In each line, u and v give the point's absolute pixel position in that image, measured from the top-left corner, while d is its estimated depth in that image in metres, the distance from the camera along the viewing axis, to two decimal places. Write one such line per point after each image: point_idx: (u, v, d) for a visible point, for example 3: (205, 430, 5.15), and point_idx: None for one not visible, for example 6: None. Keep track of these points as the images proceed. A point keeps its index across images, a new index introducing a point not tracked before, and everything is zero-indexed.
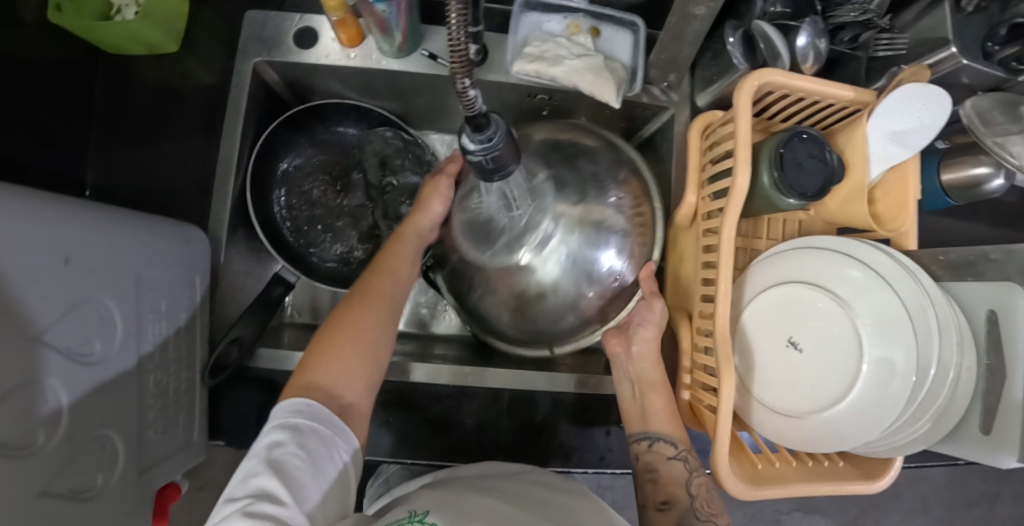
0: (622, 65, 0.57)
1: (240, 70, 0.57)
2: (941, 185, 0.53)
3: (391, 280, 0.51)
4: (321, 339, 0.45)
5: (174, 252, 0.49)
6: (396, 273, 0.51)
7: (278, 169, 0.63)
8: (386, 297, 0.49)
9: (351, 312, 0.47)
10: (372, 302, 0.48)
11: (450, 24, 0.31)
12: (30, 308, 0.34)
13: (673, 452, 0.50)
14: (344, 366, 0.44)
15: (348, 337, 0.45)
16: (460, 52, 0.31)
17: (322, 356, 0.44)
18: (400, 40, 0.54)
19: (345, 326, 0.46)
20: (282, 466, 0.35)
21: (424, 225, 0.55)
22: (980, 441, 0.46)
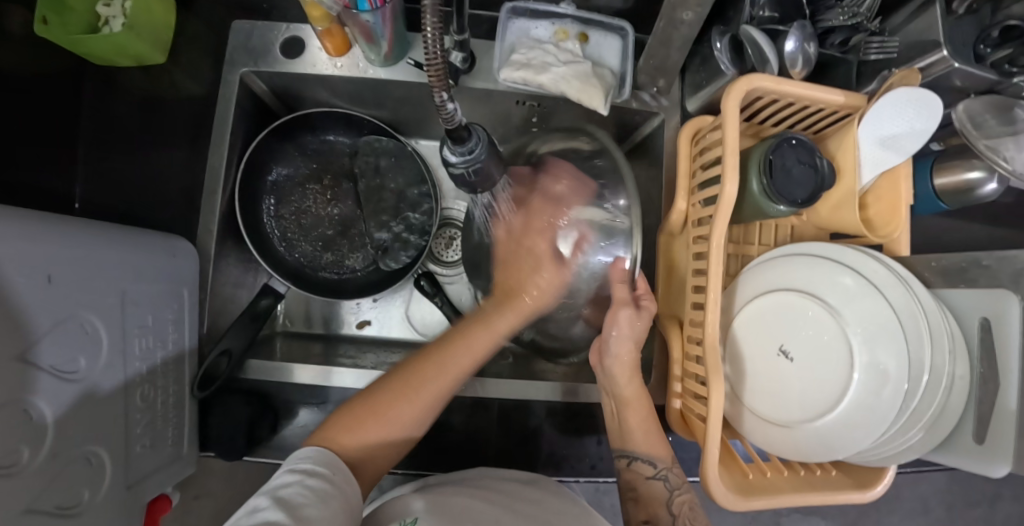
0: (610, 71, 0.56)
1: (227, 81, 0.57)
2: (933, 189, 0.52)
3: (466, 360, 0.47)
4: (387, 393, 0.45)
5: (160, 264, 0.49)
6: (471, 355, 0.48)
7: (267, 179, 0.63)
8: (450, 384, 0.47)
9: (405, 394, 0.45)
10: (430, 384, 0.46)
11: (426, 35, 0.31)
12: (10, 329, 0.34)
13: (652, 471, 0.51)
14: (384, 436, 0.44)
15: (409, 403, 0.45)
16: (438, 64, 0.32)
17: (375, 416, 0.44)
18: (386, 48, 0.54)
19: (409, 393, 0.45)
20: (286, 500, 0.34)
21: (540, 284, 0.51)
22: (973, 449, 0.45)
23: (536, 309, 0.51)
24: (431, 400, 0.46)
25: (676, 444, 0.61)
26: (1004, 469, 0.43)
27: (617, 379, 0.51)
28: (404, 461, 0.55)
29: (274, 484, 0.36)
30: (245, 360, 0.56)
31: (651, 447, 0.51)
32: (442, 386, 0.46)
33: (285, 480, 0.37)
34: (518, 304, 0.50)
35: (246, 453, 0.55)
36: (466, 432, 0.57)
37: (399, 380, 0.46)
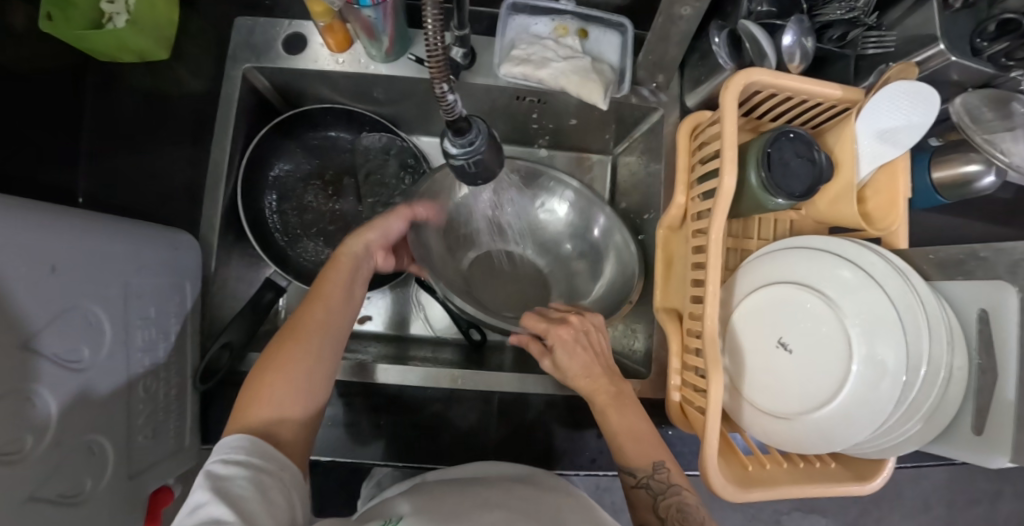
0: (610, 66, 0.57)
1: (230, 77, 0.58)
2: (932, 182, 0.52)
3: (322, 306, 0.48)
4: (270, 360, 0.44)
5: (163, 257, 0.49)
6: (327, 300, 0.48)
7: (269, 174, 0.63)
8: (331, 325, 0.47)
9: (289, 350, 0.44)
10: (309, 331, 0.46)
11: (427, 27, 0.31)
12: (12, 318, 0.34)
13: (635, 479, 0.47)
14: (289, 382, 0.43)
15: (295, 344, 0.45)
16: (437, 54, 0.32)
17: (273, 367, 0.43)
18: (387, 44, 0.55)
19: (296, 331, 0.46)
20: (228, 494, 0.34)
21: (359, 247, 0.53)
22: (971, 441, 0.45)
23: (355, 272, 0.52)
24: (318, 340, 0.46)
25: (676, 438, 0.62)
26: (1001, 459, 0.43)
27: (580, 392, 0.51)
28: (404, 454, 0.55)
29: (208, 480, 0.35)
30: (246, 354, 0.57)
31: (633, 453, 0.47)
32: (317, 311, 0.47)
33: (223, 472, 0.36)
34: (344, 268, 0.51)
35: None
36: (466, 425, 0.57)
37: (284, 333, 0.46)
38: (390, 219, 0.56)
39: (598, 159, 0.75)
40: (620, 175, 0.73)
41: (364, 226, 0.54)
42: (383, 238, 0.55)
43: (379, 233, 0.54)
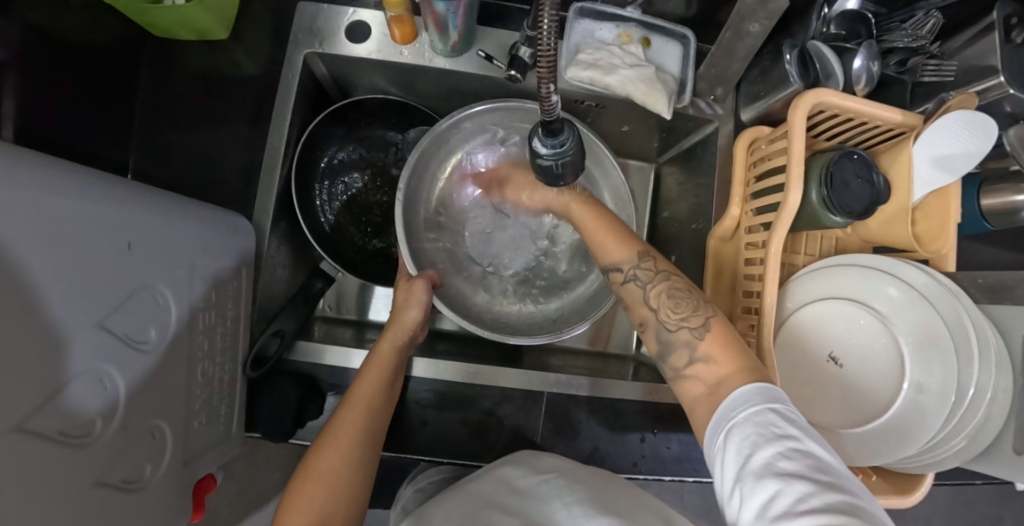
0: (672, 77, 0.58)
1: (291, 61, 0.57)
2: (979, 209, 0.54)
3: (359, 409, 0.46)
4: (307, 471, 0.42)
5: (222, 239, 0.48)
6: (362, 402, 0.47)
7: (321, 163, 0.63)
8: (369, 427, 0.46)
9: (328, 454, 0.43)
10: (345, 434, 0.44)
11: (542, 30, 0.31)
12: (85, 298, 0.33)
13: (689, 352, 0.41)
14: (331, 494, 0.41)
15: (337, 450, 0.43)
16: (548, 55, 0.32)
17: (312, 478, 0.41)
18: (455, 40, 0.54)
19: (337, 435, 0.44)
20: None
21: (395, 342, 0.52)
22: (1012, 461, 0.47)
23: (392, 366, 0.51)
24: (361, 446, 0.44)
25: None
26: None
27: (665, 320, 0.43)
28: (450, 450, 0.56)
29: None
30: (295, 342, 0.57)
31: (714, 352, 0.40)
32: (358, 412, 0.46)
33: None
34: (378, 365, 0.50)
35: (293, 436, 0.55)
36: (512, 424, 0.57)
37: (324, 437, 0.44)
38: (415, 294, 0.54)
39: (642, 166, 0.76)
40: (665, 184, 0.74)
41: (395, 314, 0.54)
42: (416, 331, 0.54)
43: (414, 319, 0.53)
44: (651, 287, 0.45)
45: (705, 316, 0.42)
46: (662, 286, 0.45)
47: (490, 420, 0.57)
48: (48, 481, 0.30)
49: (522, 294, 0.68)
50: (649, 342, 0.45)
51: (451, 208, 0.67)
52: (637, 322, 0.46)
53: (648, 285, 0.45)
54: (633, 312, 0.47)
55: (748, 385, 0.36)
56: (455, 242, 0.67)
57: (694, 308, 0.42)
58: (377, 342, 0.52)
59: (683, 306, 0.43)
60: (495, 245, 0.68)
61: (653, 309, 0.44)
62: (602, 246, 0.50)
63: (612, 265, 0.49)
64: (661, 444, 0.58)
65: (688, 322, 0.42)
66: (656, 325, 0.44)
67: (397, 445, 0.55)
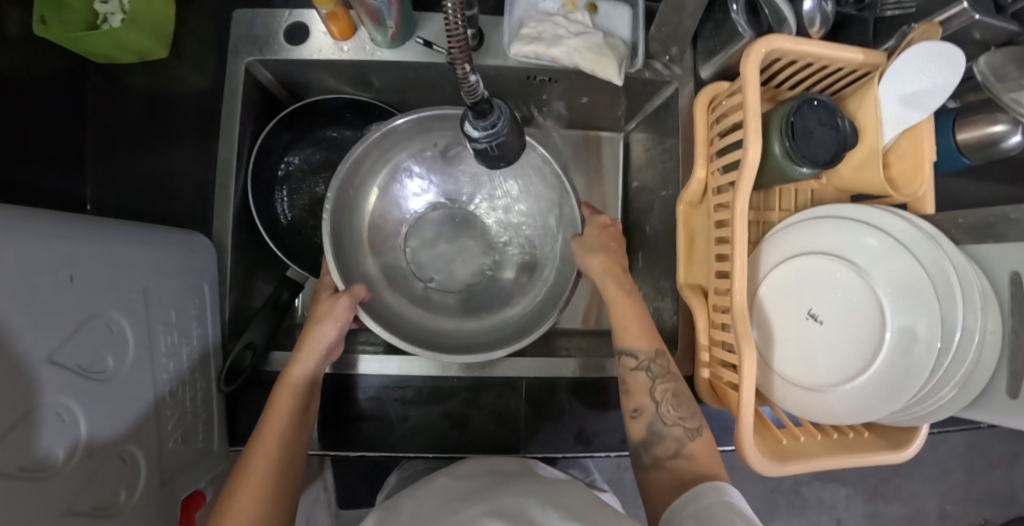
0: (623, 41, 0.55)
1: (232, 72, 0.56)
2: (956, 144, 0.52)
3: (278, 444, 0.45)
4: (222, 518, 0.41)
5: (179, 260, 0.48)
6: (280, 434, 0.46)
7: (278, 170, 0.62)
8: (287, 460, 0.45)
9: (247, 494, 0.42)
10: (262, 472, 0.43)
11: (447, 8, 0.29)
12: (32, 334, 0.33)
13: (674, 448, 0.47)
14: None
15: (262, 476, 0.43)
16: (458, 36, 0.30)
17: (231, 510, 0.41)
18: (393, 30, 0.53)
19: (258, 452, 0.45)
20: None
21: (306, 362, 0.51)
22: (1008, 405, 0.45)
23: (308, 386, 0.50)
24: (283, 469, 0.45)
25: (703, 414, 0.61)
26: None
27: (663, 414, 0.48)
28: (433, 444, 0.55)
29: None
30: (267, 353, 0.57)
31: (703, 463, 0.45)
32: (278, 426, 0.46)
33: None
34: (288, 388, 0.49)
35: None
36: (495, 413, 0.57)
37: (237, 480, 0.43)
38: (337, 310, 0.52)
39: (608, 136, 0.74)
40: (634, 152, 0.72)
41: (308, 330, 0.51)
42: (333, 348, 0.53)
43: (329, 338, 0.52)
44: (659, 383, 0.49)
45: (700, 421, 0.48)
46: (669, 386, 0.50)
47: (472, 410, 0.56)
48: (17, 510, 0.31)
49: (467, 307, 0.65)
50: (634, 430, 0.49)
51: (384, 227, 0.64)
52: (632, 407, 0.50)
53: (659, 379, 0.50)
54: (630, 397, 0.50)
55: (706, 483, 0.42)
56: (394, 257, 0.65)
57: (692, 410, 0.48)
58: (287, 364, 0.51)
59: (683, 405, 0.48)
60: (433, 259, 0.66)
61: (657, 400, 0.49)
62: (619, 328, 0.53)
63: (624, 349, 0.51)
64: None
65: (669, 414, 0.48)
66: (655, 416, 0.48)
67: (380, 444, 0.55)
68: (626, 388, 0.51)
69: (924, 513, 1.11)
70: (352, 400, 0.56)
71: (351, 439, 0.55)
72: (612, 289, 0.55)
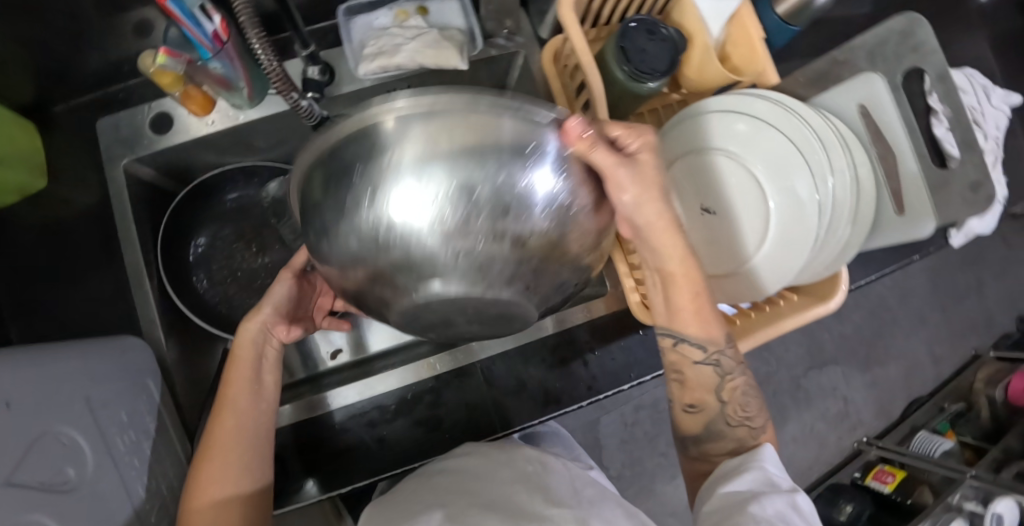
0: (458, 30, 0.58)
1: (112, 178, 0.57)
2: (779, 18, 0.56)
3: (230, 415, 0.45)
4: (195, 481, 0.43)
5: (112, 365, 0.49)
6: (235, 401, 0.46)
7: (189, 255, 0.64)
8: (248, 424, 0.46)
9: (209, 466, 0.43)
10: (224, 446, 0.44)
11: (262, 58, 0.38)
12: None
13: (748, 433, 0.48)
14: (230, 499, 0.43)
15: (224, 450, 0.44)
16: (279, 73, 0.39)
17: (205, 476, 0.43)
18: (246, 89, 0.56)
19: (219, 427, 0.45)
20: None
21: (253, 332, 0.49)
22: (897, 222, 0.52)
23: (257, 354, 0.48)
24: (245, 435, 0.45)
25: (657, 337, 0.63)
26: (986, 210, 0.44)
27: (727, 416, 0.48)
28: (413, 451, 0.57)
29: None
30: None
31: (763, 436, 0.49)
32: (238, 403, 0.46)
33: None
34: (241, 363, 0.48)
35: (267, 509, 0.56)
36: (463, 402, 0.59)
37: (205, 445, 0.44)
38: (278, 287, 0.50)
39: None
40: None
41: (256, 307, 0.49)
42: (277, 321, 0.50)
43: (272, 307, 0.50)
44: (727, 381, 0.48)
45: (762, 420, 0.49)
46: (735, 383, 0.48)
47: (441, 409, 0.58)
48: None
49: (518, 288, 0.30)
50: (687, 421, 0.49)
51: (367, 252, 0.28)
52: (689, 402, 0.48)
53: (726, 377, 0.47)
54: (688, 391, 0.48)
55: (745, 453, 0.45)
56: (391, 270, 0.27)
57: (757, 407, 0.49)
58: (237, 334, 0.49)
59: (750, 406, 0.48)
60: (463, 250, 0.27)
61: (720, 400, 0.48)
62: (677, 310, 0.45)
63: (686, 337, 0.46)
64: (604, 359, 0.60)
65: (723, 405, 0.48)
66: (715, 416, 0.48)
67: (362, 471, 0.56)
68: (687, 381, 0.48)
69: (918, 363, 1.25)
70: (324, 441, 0.57)
71: (333, 475, 0.56)
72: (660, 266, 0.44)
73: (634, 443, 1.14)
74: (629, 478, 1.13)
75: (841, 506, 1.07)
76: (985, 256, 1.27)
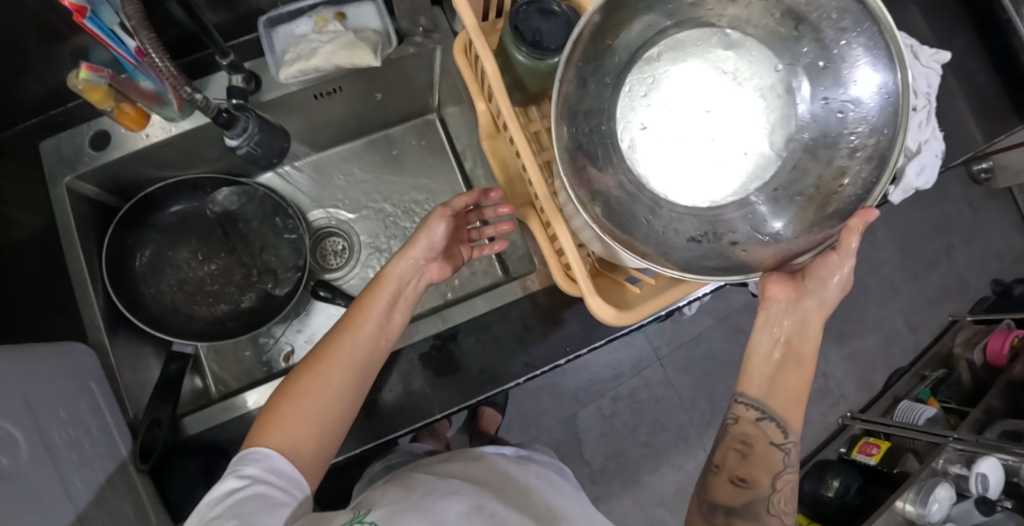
0: (374, 31, 0.62)
1: (55, 196, 0.60)
2: None
3: (348, 338, 0.49)
4: (288, 389, 0.46)
5: (58, 363, 0.51)
6: (356, 330, 0.49)
7: (136, 265, 0.66)
8: (359, 354, 0.49)
9: (318, 375, 0.46)
10: (333, 363, 0.47)
11: (158, 62, 0.42)
12: None
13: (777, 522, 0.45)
14: (317, 415, 0.45)
15: (336, 368, 0.47)
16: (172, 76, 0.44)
17: (303, 386, 0.46)
18: (176, 102, 0.59)
19: (343, 340, 0.48)
20: (262, 495, 0.39)
21: (403, 267, 0.52)
22: None
23: (398, 288, 0.52)
24: (360, 361, 0.48)
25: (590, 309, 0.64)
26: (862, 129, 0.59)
27: (769, 504, 0.45)
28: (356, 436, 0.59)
29: (220, 492, 0.39)
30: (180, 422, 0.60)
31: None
32: (362, 331, 0.49)
33: (236, 484, 0.39)
34: (382, 291, 0.51)
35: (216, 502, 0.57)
36: (402, 386, 0.60)
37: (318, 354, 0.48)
38: (433, 223, 0.53)
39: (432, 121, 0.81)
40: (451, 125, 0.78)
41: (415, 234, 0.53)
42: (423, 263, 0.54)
43: (422, 248, 0.53)
44: (786, 472, 0.45)
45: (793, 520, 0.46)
46: (789, 477, 0.45)
47: (380, 395, 0.60)
48: None
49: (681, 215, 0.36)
50: (721, 492, 0.46)
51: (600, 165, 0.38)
52: (742, 475, 0.45)
53: (785, 469, 0.45)
54: (744, 464, 0.46)
55: None
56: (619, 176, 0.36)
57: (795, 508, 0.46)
58: (384, 266, 0.53)
59: (791, 504, 0.46)
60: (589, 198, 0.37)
61: (774, 487, 0.45)
62: (749, 373, 0.44)
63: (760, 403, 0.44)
64: (538, 334, 0.61)
65: (772, 486, 0.45)
66: (760, 499, 0.45)
67: None
68: (751, 456, 0.45)
69: (895, 332, 1.24)
70: None
71: None
72: (787, 323, 0.40)
73: (616, 435, 1.12)
74: (612, 471, 1.11)
75: (826, 483, 1.01)
76: (952, 221, 1.28)
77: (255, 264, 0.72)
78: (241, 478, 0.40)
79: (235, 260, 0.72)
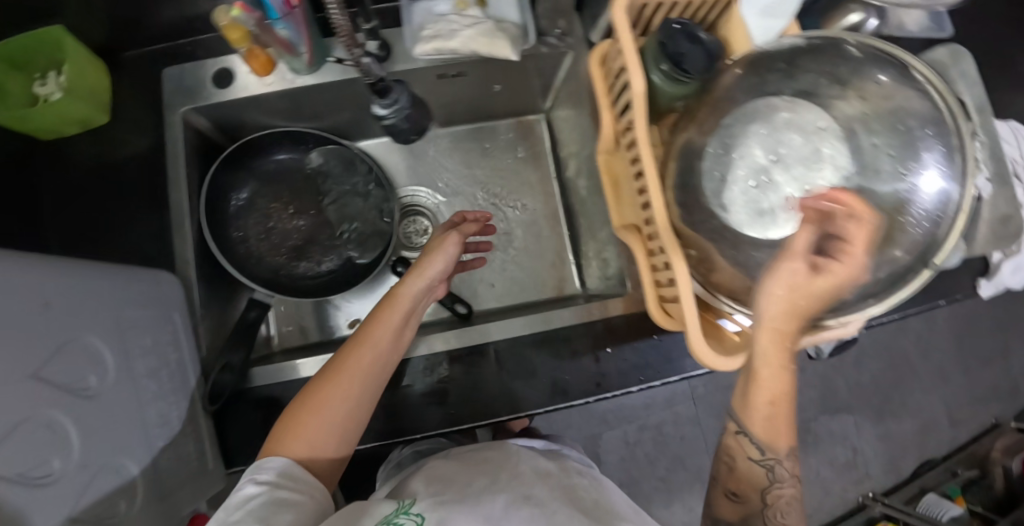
0: (513, 24, 0.60)
1: (170, 123, 0.61)
2: None
3: (366, 348, 0.48)
4: (309, 398, 0.45)
5: (148, 290, 0.51)
6: (374, 342, 0.48)
7: (228, 206, 0.67)
8: (377, 364, 0.48)
9: (339, 386, 0.45)
10: (349, 373, 0.46)
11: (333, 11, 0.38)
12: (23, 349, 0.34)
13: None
14: (336, 421, 0.44)
15: (353, 378, 0.46)
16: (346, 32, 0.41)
17: (321, 396, 0.45)
18: (307, 55, 0.59)
19: (356, 353, 0.47)
20: (280, 502, 0.38)
21: (416, 287, 0.54)
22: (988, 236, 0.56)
23: (411, 305, 0.53)
24: (376, 373, 0.48)
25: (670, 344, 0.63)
26: None
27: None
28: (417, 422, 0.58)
29: (237, 498, 0.38)
30: (249, 371, 0.59)
31: None
32: (378, 343, 0.49)
33: (253, 491, 0.38)
34: (395, 308, 0.51)
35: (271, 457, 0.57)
36: (475, 382, 0.59)
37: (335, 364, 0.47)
38: (445, 245, 0.56)
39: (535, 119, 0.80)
40: (557, 127, 0.76)
41: (421, 261, 0.55)
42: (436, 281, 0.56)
43: (436, 270, 0.55)
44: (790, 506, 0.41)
45: None
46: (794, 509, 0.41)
47: (448, 386, 0.59)
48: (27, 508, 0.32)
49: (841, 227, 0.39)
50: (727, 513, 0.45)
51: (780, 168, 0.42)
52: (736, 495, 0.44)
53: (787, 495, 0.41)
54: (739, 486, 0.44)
55: None
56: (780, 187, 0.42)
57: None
58: (397, 284, 0.53)
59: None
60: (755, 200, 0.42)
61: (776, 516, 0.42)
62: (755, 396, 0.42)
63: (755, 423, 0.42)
64: (617, 359, 0.59)
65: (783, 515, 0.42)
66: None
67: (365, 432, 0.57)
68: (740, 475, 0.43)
69: (934, 422, 1.21)
70: None
71: None
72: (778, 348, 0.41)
73: (634, 463, 1.11)
74: None
75: None
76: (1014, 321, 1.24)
77: (335, 227, 0.72)
78: (258, 484, 0.39)
79: (318, 219, 0.71)
